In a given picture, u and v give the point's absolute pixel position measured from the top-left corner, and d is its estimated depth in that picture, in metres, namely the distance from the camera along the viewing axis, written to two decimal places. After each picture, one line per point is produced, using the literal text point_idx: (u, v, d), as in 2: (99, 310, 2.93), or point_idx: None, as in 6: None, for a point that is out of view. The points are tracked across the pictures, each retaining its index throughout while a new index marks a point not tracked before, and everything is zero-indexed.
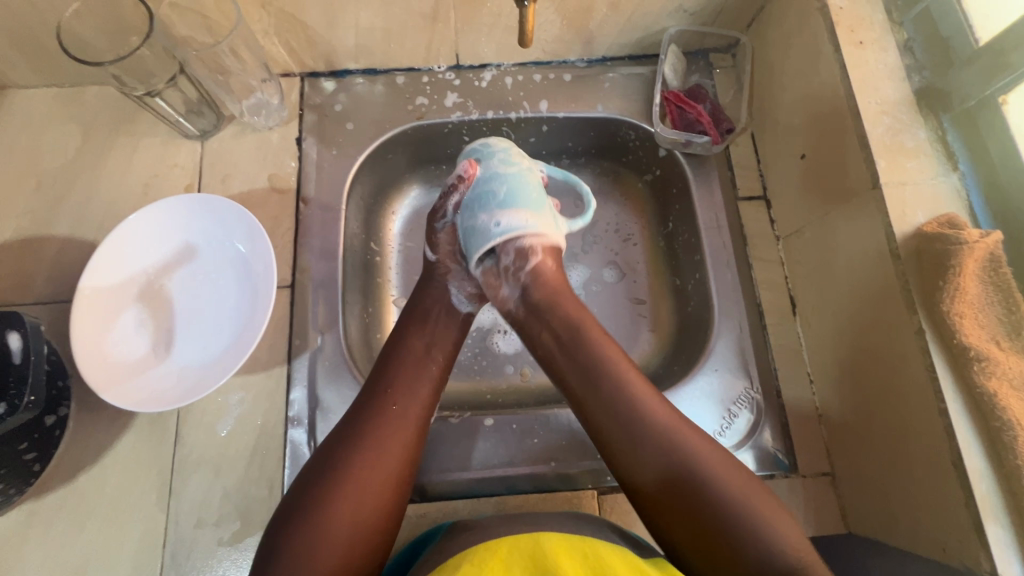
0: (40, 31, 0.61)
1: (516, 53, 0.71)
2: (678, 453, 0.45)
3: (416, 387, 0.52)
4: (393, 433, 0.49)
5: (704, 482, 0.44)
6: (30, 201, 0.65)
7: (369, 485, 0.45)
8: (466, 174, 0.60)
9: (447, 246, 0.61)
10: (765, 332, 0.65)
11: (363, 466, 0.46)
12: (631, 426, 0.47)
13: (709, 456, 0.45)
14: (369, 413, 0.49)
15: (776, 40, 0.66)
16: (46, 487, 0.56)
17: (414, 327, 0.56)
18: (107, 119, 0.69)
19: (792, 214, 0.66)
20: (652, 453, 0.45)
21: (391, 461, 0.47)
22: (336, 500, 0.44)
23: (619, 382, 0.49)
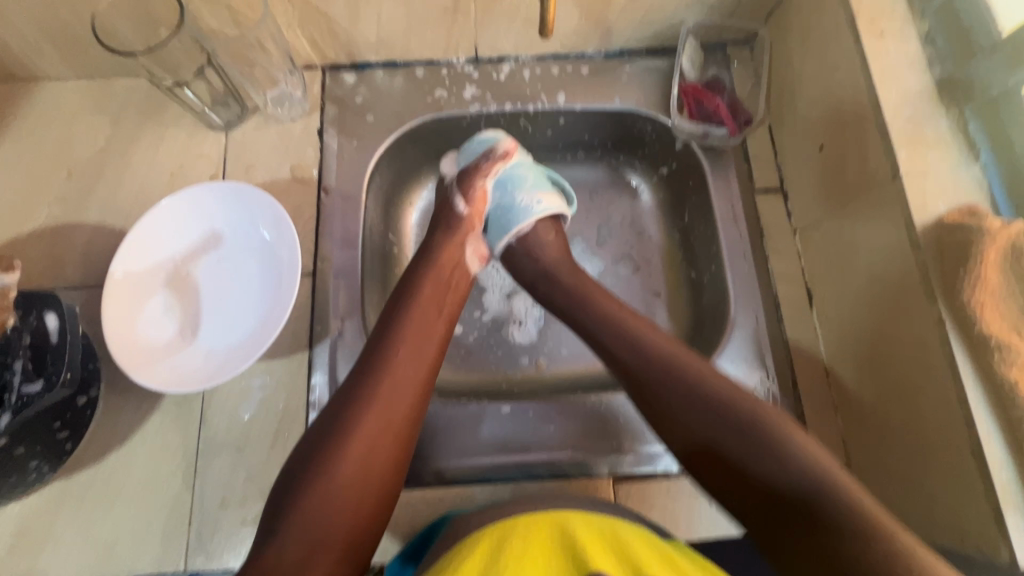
0: (74, 24, 0.63)
1: (535, 46, 0.72)
2: (711, 406, 0.49)
3: (423, 346, 0.53)
4: (399, 391, 0.50)
5: (742, 429, 0.48)
6: (61, 190, 0.68)
7: (376, 443, 0.47)
8: (510, 149, 0.65)
9: (479, 207, 0.64)
10: (781, 323, 0.65)
11: (370, 425, 0.47)
12: (671, 385, 0.51)
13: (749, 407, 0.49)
14: (379, 369, 0.50)
15: (796, 32, 0.66)
16: (77, 466, 0.58)
17: (422, 283, 0.57)
18: (135, 111, 0.71)
19: (809, 207, 0.66)
20: (692, 404, 0.50)
21: (397, 420, 0.49)
22: (343, 455, 0.46)
23: (652, 352, 0.53)
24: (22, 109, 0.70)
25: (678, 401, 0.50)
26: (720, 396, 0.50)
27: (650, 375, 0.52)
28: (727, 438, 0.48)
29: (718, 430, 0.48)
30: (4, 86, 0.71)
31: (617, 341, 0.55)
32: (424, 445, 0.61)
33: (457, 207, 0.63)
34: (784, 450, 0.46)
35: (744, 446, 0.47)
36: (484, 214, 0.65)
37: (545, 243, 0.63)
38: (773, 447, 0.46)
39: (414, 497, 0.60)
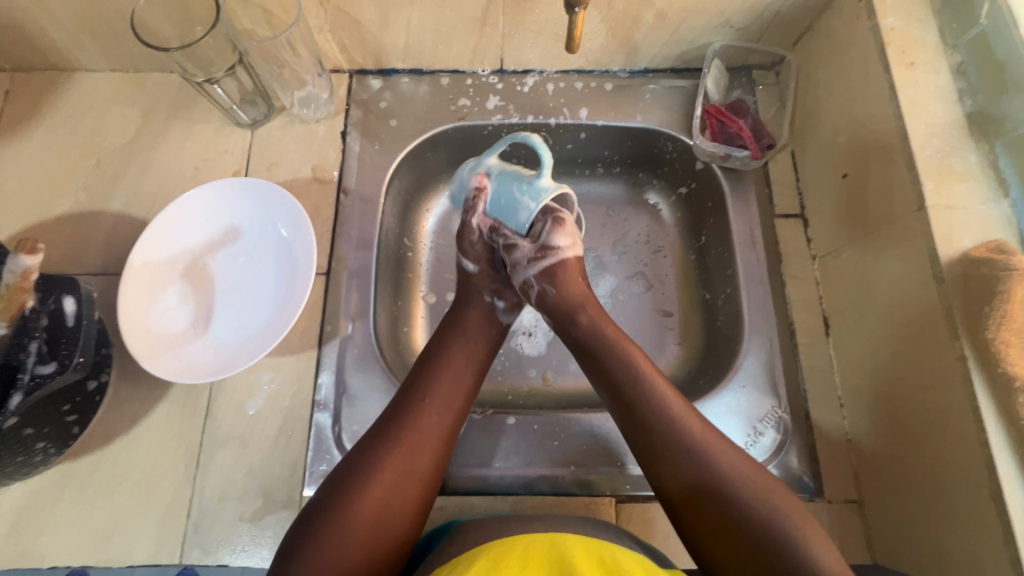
0: (113, 18, 0.64)
1: (559, 61, 0.72)
2: (686, 439, 0.48)
3: (454, 392, 0.54)
4: (427, 425, 0.51)
5: (709, 465, 0.47)
6: (89, 178, 0.69)
7: (401, 471, 0.48)
8: (479, 186, 0.63)
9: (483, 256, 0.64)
10: (796, 351, 0.64)
11: (398, 453, 0.48)
12: (656, 429, 0.49)
13: (738, 476, 0.46)
14: (408, 403, 0.52)
15: (823, 58, 0.66)
16: (82, 450, 0.58)
17: (456, 337, 0.58)
18: (166, 105, 0.72)
19: (828, 234, 0.65)
20: (679, 456, 0.48)
21: (423, 452, 0.49)
22: (367, 485, 0.46)
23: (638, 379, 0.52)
24: (58, 98, 0.72)
25: (668, 442, 0.49)
26: (703, 453, 0.47)
27: (639, 399, 0.51)
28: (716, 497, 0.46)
29: (693, 466, 0.47)
30: (42, 75, 0.73)
31: (608, 360, 0.54)
32: None
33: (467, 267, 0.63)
34: (753, 494, 0.45)
35: (740, 507, 0.45)
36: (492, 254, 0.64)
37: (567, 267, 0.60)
38: (743, 495, 0.45)
39: None
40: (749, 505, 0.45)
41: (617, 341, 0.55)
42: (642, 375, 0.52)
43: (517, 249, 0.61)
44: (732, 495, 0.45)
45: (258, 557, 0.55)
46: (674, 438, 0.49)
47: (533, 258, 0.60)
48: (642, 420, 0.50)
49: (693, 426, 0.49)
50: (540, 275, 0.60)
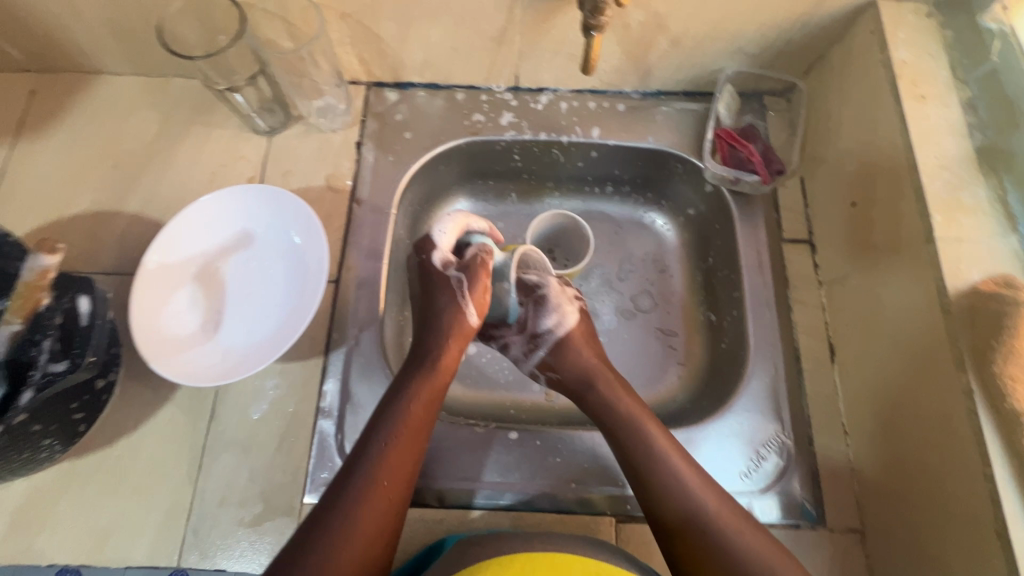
0: (140, 25, 0.66)
1: (574, 81, 0.73)
2: (701, 517, 0.51)
3: (419, 431, 0.55)
4: (406, 450, 0.54)
5: (701, 516, 0.51)
6: (107, 179, 0.70)
7: (391, 495, 0.51)
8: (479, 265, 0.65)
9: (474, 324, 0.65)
10: (800, 377, 0.64)
11: (386, 478, 0.52)
12: (657, 479, 0.54)
13: (721, 520, 0.51)
14: (392, 425, 0.55)
15: (834, 88, 0.67)
16: (86, 448, 0.58)
17: (419, 367, 0.59)
18: (186, 110, 0.74)
19: (836, 261, 0.65)
20: (673, 505, 0.52)
21: (405, 477, 0.53)
22: (359, 511, 0.50)
23: (639, 432, 0.56)
24: (83, 100, 0.74)
25: (665, 490, 0.53)
26: (697, 504, 0.52)
27: (660, 477, 0.53)
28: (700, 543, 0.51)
29: (683, 513, 0.52)
30: (68, 77, 0.75)
31: (628, 437, 0.56)
32: (427, 464, 0.60)
33: (471, 319, 0.64)
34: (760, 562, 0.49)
35: (725, 551, 0.50)
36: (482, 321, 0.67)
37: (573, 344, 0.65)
38: (730, 544, 0.50)
39: (412, 516, 0.58)
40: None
41: (636, 418, 0.58)
42: (663, 454, 0.54)
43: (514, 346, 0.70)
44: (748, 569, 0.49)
45: (255, 563, 0.55)
46: (670, 486, 0.53)
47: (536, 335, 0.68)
48: (660, 497, 0.53)
49: (711, 502, 0.52)
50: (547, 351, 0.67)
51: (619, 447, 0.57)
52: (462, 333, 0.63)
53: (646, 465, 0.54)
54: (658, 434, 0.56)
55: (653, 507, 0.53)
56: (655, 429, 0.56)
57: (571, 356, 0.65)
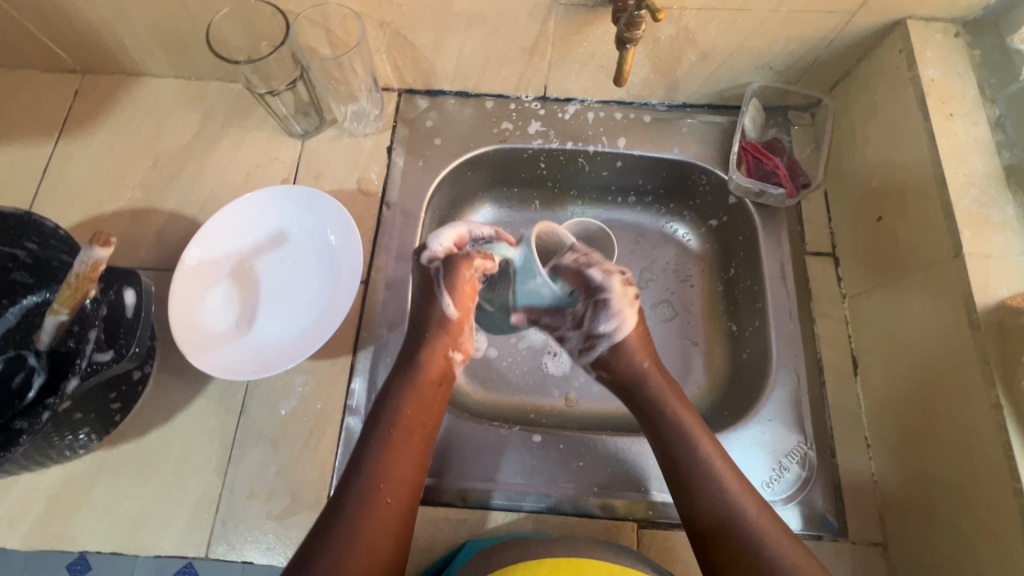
0: (185, 30, 0.68)
1: (601, 92, 0.75)
2: (741, 523, 0.52)
3: (414, 434, 0.56)
4: (405, 453, 0.55)
5: (743, 522, 0.52)
6: (146, 177, 0.72)
7: (395, 498, 0.53)
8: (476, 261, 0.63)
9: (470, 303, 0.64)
10: (823, 389, 0.64)
11: (388, 480, 0.53)
12: (699, 482, 0.54)
13: (759, 527, 0.52)
14: (389, 428, 0.56)
15: (860, 104, 0.68)
16: (120, 438, 0.60)
17: (405, 368, 0.60)
18: (223, 113, 0.76)
19: (859, 274, 0.66)
20: (716, 508, 0.53)
21: (407, 479, 0.54)
22: (367, 513, 0.51)
23: (685, 435, 0.57)
24: (123, 101, 0.76)
25: (707, 494, 0.54)
26: (738, 510, 0.53)
27: (706, 485, 0.54)
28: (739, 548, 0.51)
29: (726, 518, 0.52)
30: (111, 79, 0.77)
31: (675, 440, 0.57)
32: (452, 464, 0.61)
33: (444, 306, 0.62)
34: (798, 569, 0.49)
35: (765, 557, 0.50)
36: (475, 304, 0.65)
37: (628, 349, 0.63)
38: (770, 551, 0.50)
39: (436, 516, 0.59)
40: None
41: (682, 421, 0.58)
42: (706, 458, 0.55)
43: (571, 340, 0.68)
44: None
45: (282, 556, 0.56)
46: (713, 490, 0.54)
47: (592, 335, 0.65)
48: (700, 503, 0.54)
49: (750, 508, 0.53)
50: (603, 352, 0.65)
51: (663, 449, 0.58)
52: (450, 333, 0.62)
53: (692, 473, 0.55)
54: (707, 442, 0.56)
55: (695, 511, 0.54)
56: (701, 434, 0.57)
57: (628, 357, 0.63)
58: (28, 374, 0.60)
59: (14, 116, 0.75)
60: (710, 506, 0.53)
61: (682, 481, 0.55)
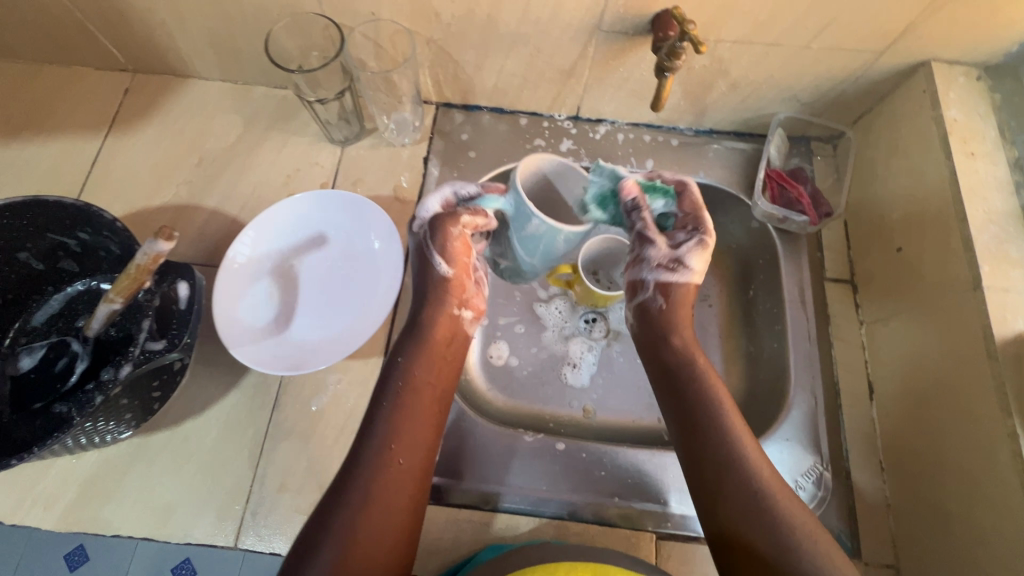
0: (238, 37, 0.71)
1: (632, 115, 0.78)
2: (757, 481, 0.52)
3: (428, 393, 0.58)
4: (420, 411, 0.57)
5: (756, 480, 0.52)
6: (190, 175, 0.75)
7: (411, 453, 0.54)
8: (468, 221, 0.62)
9: (462, 258, 0.63)
10: (839, 411, 0.66)
11: (405, 435, 0.55)
12: (711, 442, 0.55)
13: (772, 489, 0.52)
14: (404, 387, 0.57)
15: (882, 139, 0.70)
16: (156, 427, 0.62)
17: (414, 330, 0.61)
18: (267, 117, 0.79)
19: (877, 302, 0.68)
20: (728, 469, 0.54)
21: (422, 436, 0.55)
22: (382, 467, 0.52)
23: (701, 396, 0.58)
24: (171, 101, 0.79)
25: (720, 454, 0.54)
26: (751, 468, 0.53)
27: (724, 457, 0.54)
28: (750, 508, 0.51)
29: (740, 477, 0.53)
30: (159, 79, 0.80)
31: (692, 401, 0.58)
32: (478, 468, 0.63)
33: (440, 269, 0.62)
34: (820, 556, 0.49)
35: (775, 518, 0.50)
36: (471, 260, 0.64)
37: (677, 299, 0.64)
38: (781, 512, 0.51)
39: (461, 517, 0.60)
40: (804, 549, 0.49)
41: (705, 379, 0.59)
42: (721, 417, 0.56)
43: (655, 249, 0.64)
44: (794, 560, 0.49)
45: None
46: (727, 448, 0.54)
47: (666, 263, 0.63)
48: (716, 463, 0.54)
49: (764, 468, 0.53)
50: (663, 284, 0.64)
51: (678, 411, 0.59)
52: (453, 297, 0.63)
53: (707, 432, 0.56)
54: (731, 415, 0.57)
55: (711, 471, 0.54)
56: (719, 395, 0.58)
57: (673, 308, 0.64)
58: (71, 359, 0.62)
59: (68, 111, 0.78)
60: (729, 479, 0.53)
61: (698, 441, 0.56)
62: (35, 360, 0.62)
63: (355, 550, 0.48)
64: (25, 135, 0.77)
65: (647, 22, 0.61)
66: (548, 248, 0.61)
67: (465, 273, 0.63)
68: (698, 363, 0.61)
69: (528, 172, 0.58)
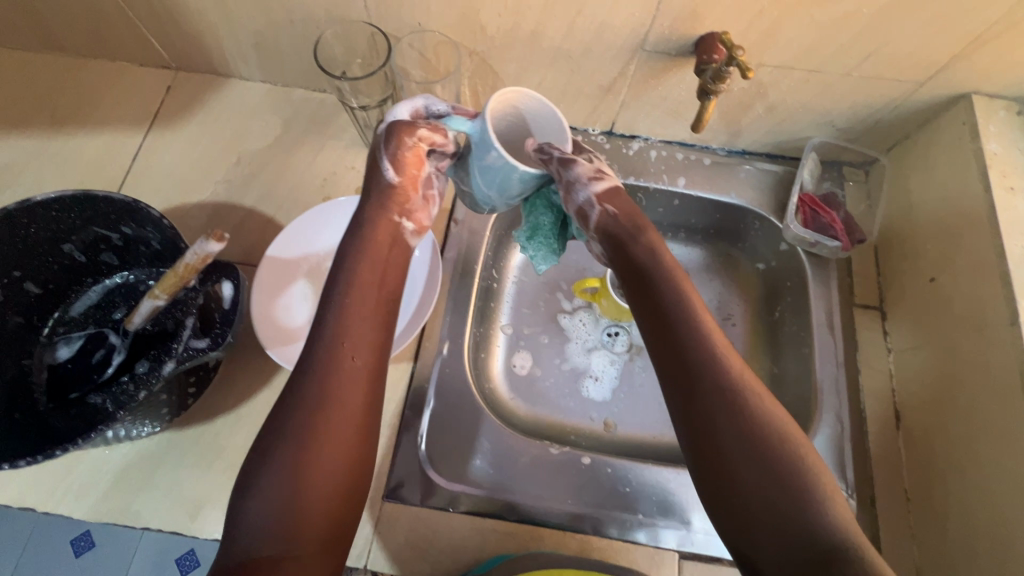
0: (283, 41, 0.72)
1: (665, 132, 0.78)
2: (745, 401, 0.43)
3: (374, 293, 0.51)
4: (364, 315, 0.50)
5: (745, 398, 0.43)
6: (228, 174, 0.76)
7: (353, 361, 0.47)
8: (423, 136, 0.54)
9: (413, 171, 0.54)
10: (866, 438, 0.66)
11: (349, 340, 0.48)
12: (693, 354, 0.45)
13: (767, 414, 0.43)
14: (350, 285, 0.50)
15: (918, 168, 0.71)
16: (188, 422, 0.62)
17: (354, 228, 0.53)
18: (305, 119, 0.80)
19: (907, 331, 0.68)
20: (715, 386, 0.44)
21: (366, 341, 0.49)
22: (320, 374, 0.46)
23: (678, 300, 0.48)
24: (212, 99, 0.80)
25: (701, 368, 0.45)
26: (741, 387, 0.44)
27: (699, 375, 0.44)
28: (740, 433, 0.42)
29: (725, 394, 0.44)
30: (201, 77, 0.81)
31: (668, 303, 0.48)
32: (504, 480, 0.63)
33: (385, 175, 0.53)
34: None
35: (773, 447, 0.42)
36: (423, 176, 0.55)
37: (625, 200, 0.54)
38: (776, 438, 0.42)
39: (486, 527, 0.60)
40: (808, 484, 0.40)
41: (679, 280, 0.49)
42: (702, 325, 0.46)
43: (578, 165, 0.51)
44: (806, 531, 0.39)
45: None
46: (711, 363, 0.45)
47: (592, 174, 0.52)
48: (701, 378, 0.44)
49: (753, 389, 0.44)
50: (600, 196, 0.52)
51: (651, 315, 0.48)
52: (395, 205, 0.54)
53: (687, 342, 0.46)
54: (709, 326, 0.47)
55: (691, 391, 0.44)
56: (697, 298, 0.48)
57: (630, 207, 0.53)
58: (108, 351, 0.63)
59: (111, 104, 0.79)
60: (723, 430, 0.43)
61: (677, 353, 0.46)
62: (72, 351, 0.64)
63: (308, 474, 0.43)
64: (69, 126, 0.78)
65: (691, 44, 0.62)
66: (504, 187, 0.52)
67: (412, 183, 0.54)
68: (669, 260, 0.50)
69: (503, 106, 0.50)
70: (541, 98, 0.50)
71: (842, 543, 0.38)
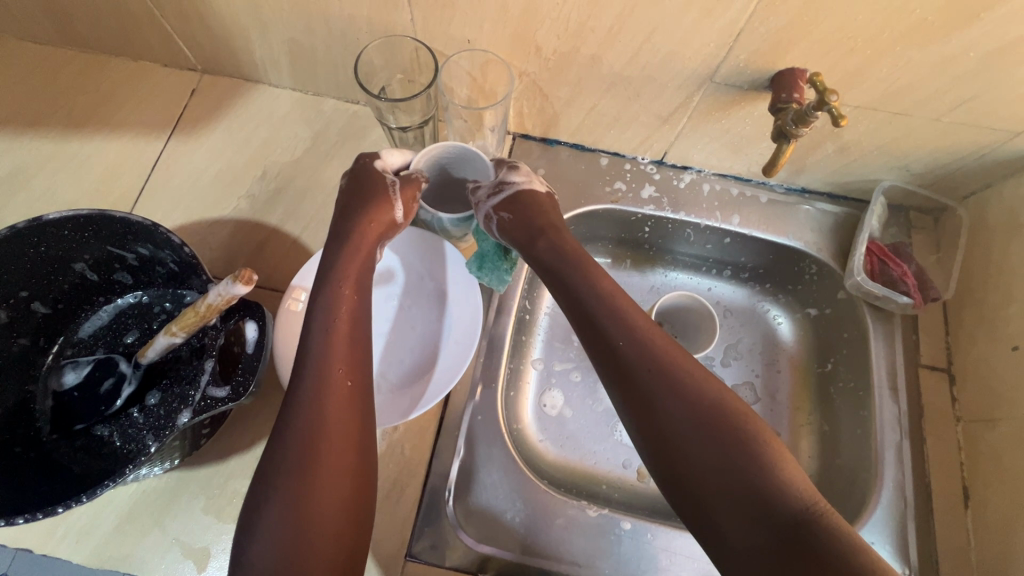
0: (318, 49, 0.67)
1: (721, 165, 0.73)
2: (681, 379, 0.47)
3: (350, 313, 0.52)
4: (343, 332, 0.51)
5: (677, 379, 0.47)
6: (253, 188, 0.71)
7: (331, 375, 0.48)
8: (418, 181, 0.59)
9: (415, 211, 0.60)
10: (931, 516, 0.61)
11: (330, 356, 0.49)
12: (627, 350, 0.49)
13: (708, 390, 0.47)
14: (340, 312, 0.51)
15: (1002, 223, 0.65)
16: (200, 460, 0.58)
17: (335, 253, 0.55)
18: (337, 132, 0.75)
19: (981, 401, 0.63)
20: (651, 374, 0.47)
21: (343, 352, 0.50)
22: (304, 392, 0.47)
23: (603, 299, 0.52)
24: (238, 106, 0.75)
25: (635, 360, 0.48)
26: (678, 370, 0.47)
27: (634, 366, 0.48)
28: (684, 414, 0.45)
29: (662, 378, 0.47)
30: (228, 81, 0.76)
31: (594, 304, 0.52)
32: (540, 546, 0.58)
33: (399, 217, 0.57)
34: None
35: (716, 419, 0.45)
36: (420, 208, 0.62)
37: (538, 204, 0.60)
38: (718, 411, 0.45)
39: None
40: (756, 449, 0.43)
41: (602, 281, 0.54)
42: (629, 320, 0.51)
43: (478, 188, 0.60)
44: (762, 477, 0.42)
45: None
46: (644, 352, 0.49)
47: (492, 188, 0.59)
48: (635, 368, 0.48)
49: (693, 369, 0.48)
50: (502, 204, 0.58)
51: (585, 317, 0.52)
52: (382, 232, 0.57)
53: (618, 337, 0.50)
54: (637, 318, 0.51)
55: (630, 384, 0.48)
56: (621, 298, 0.53)
57: (546, 211, 0.60)
58: (118, 381, 0.58)
59: (133, 107, 0.75)
60: (670, 415, 0.46)
61: (613, 351, 0.50)
62: (80, 377, 0.59)
63: (310, 507, 0.43)
64: (86, 128, 0.73)
65: (766, 79, 0.57)
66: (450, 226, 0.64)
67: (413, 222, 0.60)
68: (588, 263, 0.55)
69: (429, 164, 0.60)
70: (454, 147, 0.58)
71: (802, 503, 0.41)
